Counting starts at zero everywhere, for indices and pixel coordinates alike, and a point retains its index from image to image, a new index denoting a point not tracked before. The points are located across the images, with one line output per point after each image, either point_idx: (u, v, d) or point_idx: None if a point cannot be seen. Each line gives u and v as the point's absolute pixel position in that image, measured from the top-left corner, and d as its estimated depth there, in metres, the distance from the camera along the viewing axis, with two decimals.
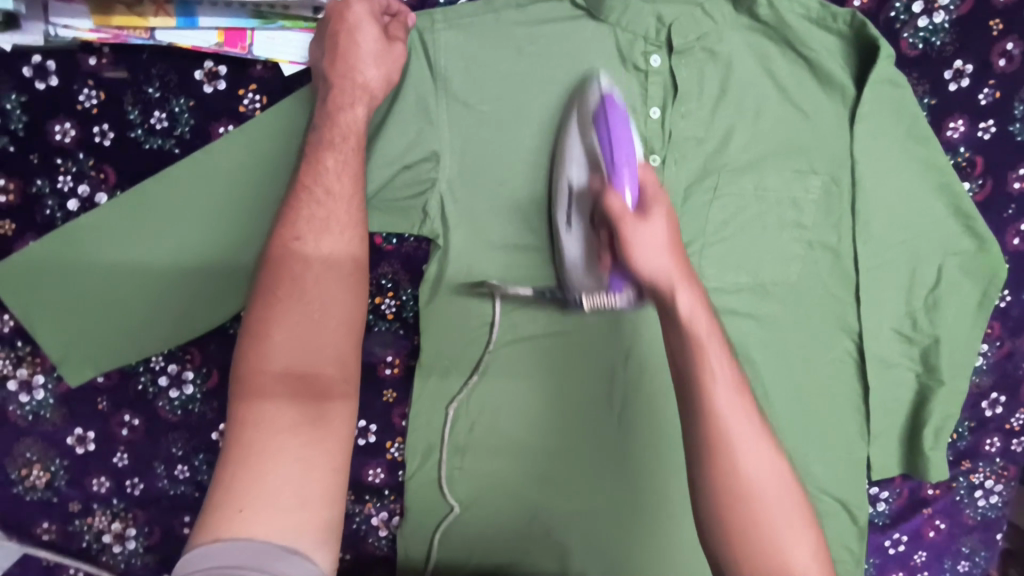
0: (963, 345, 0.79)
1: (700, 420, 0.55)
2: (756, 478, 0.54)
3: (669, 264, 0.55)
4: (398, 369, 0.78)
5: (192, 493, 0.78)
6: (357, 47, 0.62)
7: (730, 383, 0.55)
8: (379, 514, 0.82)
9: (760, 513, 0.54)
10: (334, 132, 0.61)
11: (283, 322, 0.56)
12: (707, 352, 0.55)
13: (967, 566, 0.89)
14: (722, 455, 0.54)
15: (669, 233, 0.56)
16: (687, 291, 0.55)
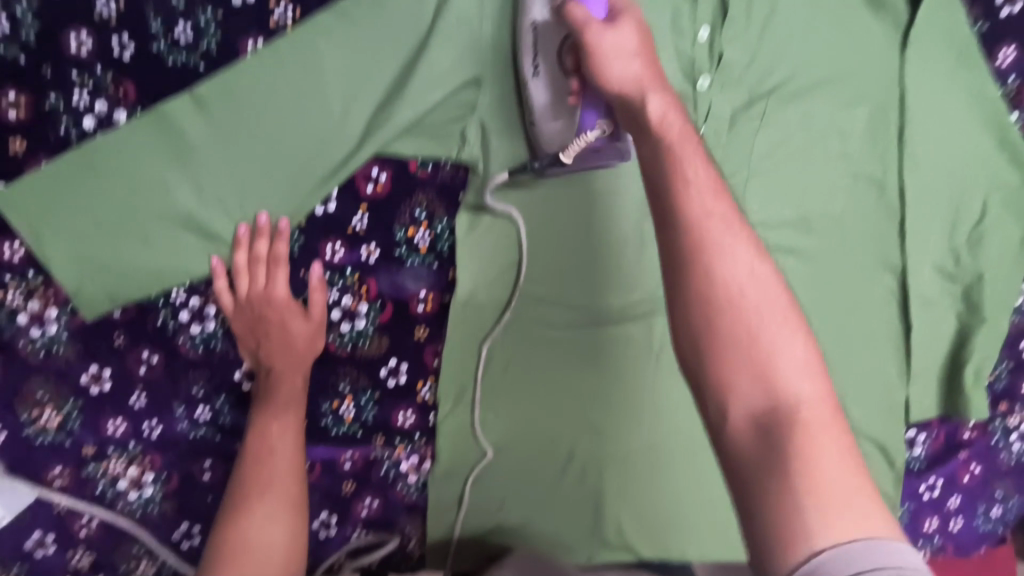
0: (1007, 282, 0.77)
1: (685, 246, 0.50)
2: (731, 278, 0.49)
3: (636, 70, 0.55)
4: (431, 305, 0.75)
5: (213, 437, 0.74)
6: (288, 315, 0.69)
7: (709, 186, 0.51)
8: (409, 459, 0.79)
9: (765, 346, 0.48)
10: (285, 358, 0.69)
11: (255, 466, 0.67)
12: (683, 162, 0.51)
13: (999, 511, 0.89)
14: (701, 258, 0.49)
15: (637, 39, 0.56)
16: (655, 93, 0.54)
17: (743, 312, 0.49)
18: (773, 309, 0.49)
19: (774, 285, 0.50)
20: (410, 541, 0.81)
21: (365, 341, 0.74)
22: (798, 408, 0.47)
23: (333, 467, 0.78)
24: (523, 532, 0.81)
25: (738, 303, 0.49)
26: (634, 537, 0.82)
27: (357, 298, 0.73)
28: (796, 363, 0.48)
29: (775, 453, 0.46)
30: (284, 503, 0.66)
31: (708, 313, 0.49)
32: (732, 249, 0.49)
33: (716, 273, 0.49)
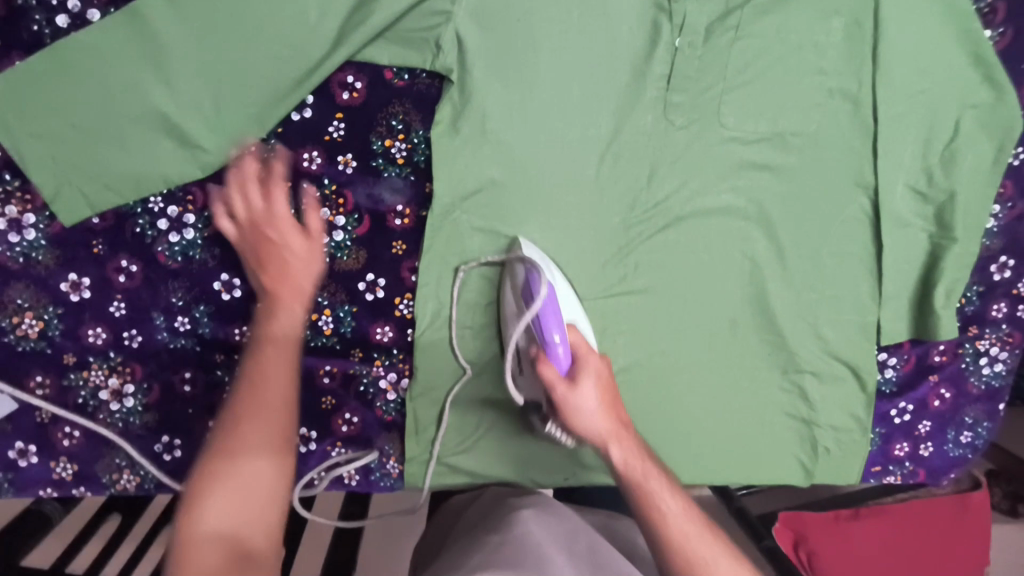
0: (978, 201, 0.78)
1: (654, 530, 0.57)
2: (692, 543, 0.56)
3: (603, 426, 0.61)
4: (409, 220, 0.75)
5: (194, 347, 0.76)
6: (288, 244, 0.65)
7: (666, 490, 0.58)
8: (387, 377, 0.80)
9: (692, 554, 0.55)
10: (286, 293, 0.63)
11: (246, 393, 0.54)
12: (658, 496, 0.58)
13: (970, 436, 0.91)
14: (677, 539, 0.56)
15: (599, 395, 0.62)
16: (619, 447, 0.60)
17: (682, 534, 0.56)
18: (703, 533, 0.57)
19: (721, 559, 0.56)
20: (389, 457, 0.82)
21: (343, 253, 0.75)
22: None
23: (311, 382, 0.79)
24: (502, 461, 0.83)
25: (685, 550, 0.55)
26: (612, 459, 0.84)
27: (334, 209, 0.73)
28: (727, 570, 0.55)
29: None
30: (281, 434, 0.53)
31: (665, 546, 0.56)
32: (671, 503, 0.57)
33: (688, 548, 0.56)
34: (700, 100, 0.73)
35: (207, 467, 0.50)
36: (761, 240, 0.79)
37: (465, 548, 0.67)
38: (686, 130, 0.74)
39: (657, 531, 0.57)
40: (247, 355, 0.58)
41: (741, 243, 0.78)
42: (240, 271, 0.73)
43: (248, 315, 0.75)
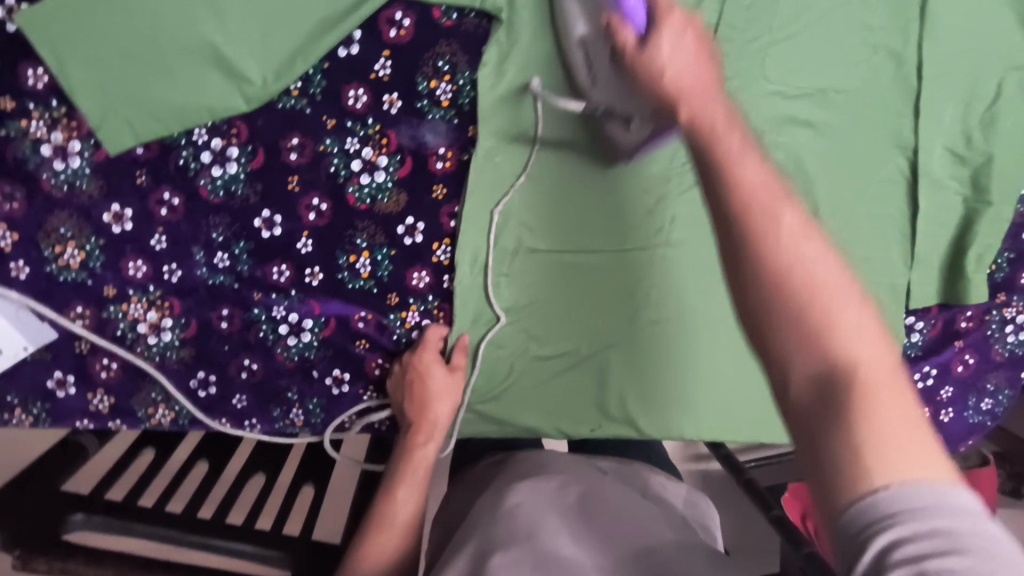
0: (1016, 165, 0.78)
1: (736, 229, 0.45)
2: (820, 282, 0.42)
3: (698, 75, 0.51)
4: (450, 164, 0.75)
5: (231, 283, 0.76)
6: (433, 376, 0.76)
7: (764, 187, 0.45)
8: (420, 325, 0.80)
9: (782, 238, 0.43)
10: (420, 424, 0.77)
11: (382, 502, 0.74)
12: (726, 142, 0.47)
13: (990, 404, 0.92)
14: (757, 225, 0.44)
15: (693, 46, 0.53)
16: (702, 111, 0.49)
17: (809, 286, 0.42)
18: (835, 280, 0.43)
19: (835, 276, 0.43)
20: None
21: (384, 195, 0.75)
22: (872, 375, 0.41)
23: (346, 326, 0.78)
24: (528, 412, 0.84)
25: (812, 305, 0.42)
26: (639, 414, 0.84)
27: (377, 150, 0.73)
28: (860, 327, 0.42)
29: (830, 440, 0.40)
30: (391, 554, 0.72)
31: (794, 321, 0.42)
32: (809, 250, 0.43)
33: (757, 213, 0.44)
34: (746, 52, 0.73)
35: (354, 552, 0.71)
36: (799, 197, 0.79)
37: (467, 523, 0.67)
38: (731, 81, 0.74)
39: (745, 252, 0.44)
40: (392, 475, 0.76)
41: None
42: (281, 207, 0.74)
43: (288, 253, 0.75)
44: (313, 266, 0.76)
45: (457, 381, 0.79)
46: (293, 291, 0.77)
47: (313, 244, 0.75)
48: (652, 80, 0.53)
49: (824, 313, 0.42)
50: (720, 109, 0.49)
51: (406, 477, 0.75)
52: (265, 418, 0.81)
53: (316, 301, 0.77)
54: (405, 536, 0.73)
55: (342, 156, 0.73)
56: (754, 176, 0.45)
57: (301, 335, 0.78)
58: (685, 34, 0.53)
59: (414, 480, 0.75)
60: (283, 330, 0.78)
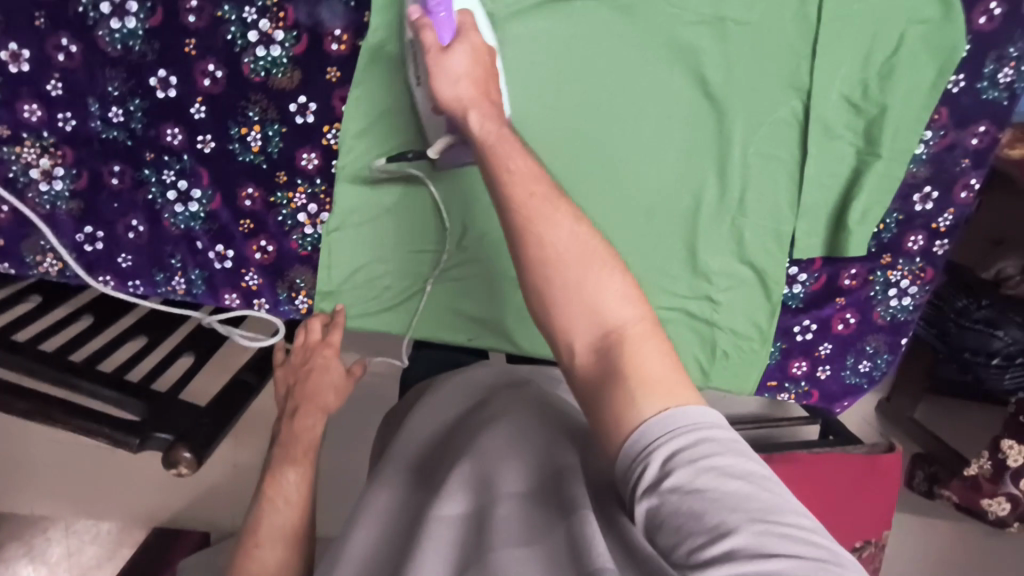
0: (908, 121, 0.80)
1: (523, 253, 0.60)
2: (570, 263, 0.58)
3: (468, 89, 0.66)
4: (345, 47, 0.76)
5: (125, 140, 0.78)
6: (327, 375, 0.84)
7: (574, 240, 0.59)
8: (307, 208, 0.82)
9: (546, 242, 0.59)
10: (305, 406, 0.82)
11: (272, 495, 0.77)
12: (502, 154, 0.62)
13: (868, 366, 0.94)
14: (529, 231, 0.59)
15: (469, 66, 0.67)
16: (475, 113, 0.65)
17: (559, 260, 0.59)
18: (636, 321, 0.58)
19: (596, 248, 0.59)
20: (299, 292, 0.85)
21: (278, 70, 0.76)
22: (633, 326, 0.57)
23: (232, 201, 0.81)
24: (401, 317, 0.87)
25: (559, 274, 0.58)
26: (516, 328, 0.87)
27: (273, 23, 0.74)
28: (654, 356, 0.56)
29: (609, 371, 0.57)
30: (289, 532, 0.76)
31: (536, 300, 0.60)
32: (559, 240, 0.59)
33: (560, 269, 0.58)
34: None
35: (250, 536, 0.76)
36: (690, 129, 0.81)
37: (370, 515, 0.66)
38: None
39: (540, 268, 0.59)
40: (277, 457, 0.79)
41: (670, 129, 0.81)
42: (177, 70, 0.76)
43: (181, 116, 0.77)
44: (205, 134, 0.78)
45: (340, 378, 0.85)
46: (184, 156, 0.79)
47: (206, 110, 0.77)
48: (449, 85, 0.66)
49: (608, 305, 0.58)
50: (547, 190, 0.61)
51: (287, 471, 0.78)
52: (149, 281, 0.83)
53: (206, 169, 0.80)
54: (292, 523, 0.77)
55: (239, 25, 0.74)
56: (516, 165, 0.62)
57: (189, 204, 0.81)
58: (450, 57, 0.66)
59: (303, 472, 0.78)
60: (171, 196, 0.80)
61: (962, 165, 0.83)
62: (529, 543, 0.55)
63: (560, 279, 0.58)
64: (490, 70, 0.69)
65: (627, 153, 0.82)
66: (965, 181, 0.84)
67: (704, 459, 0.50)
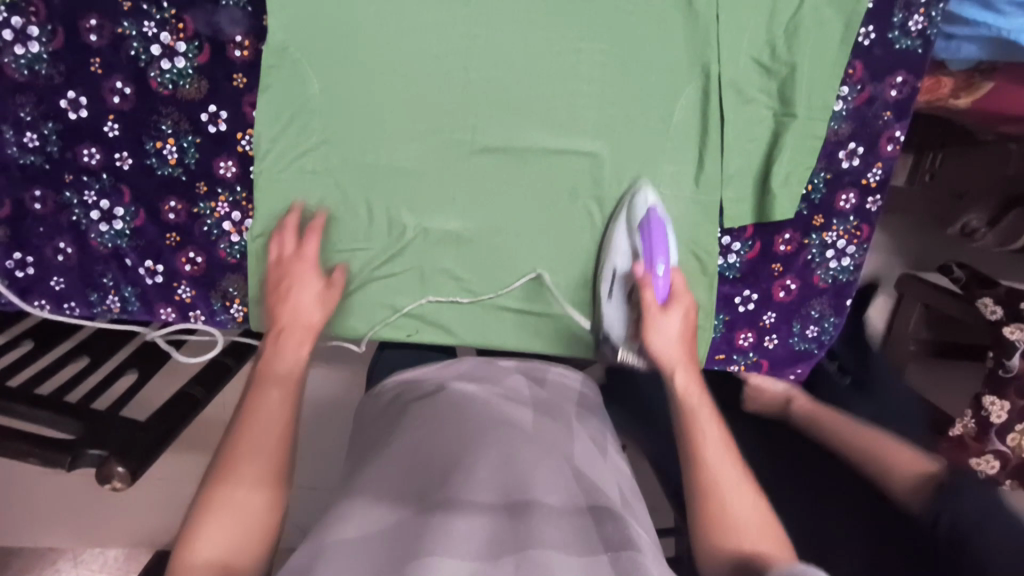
0: (820, 78, 0.79)
1: (687, 467, 0.68)
2: (727, 492, 0.64)
3: (676, 352, 0.74)
4: (248, 53, 0.77)
5: (43, 165, 0.79)
6: (306, 290, 0.75)
7: (721, 444, 0.68)
8: (231, 216, 0.82)
9: (704, 463, 0.67)
10: (289, 329, 0.73)
11: (241, 427, 0.65)
12: (675, 372, 0.73)
13: (815, 331, 0.93)
14: (692, 436, 0.68)
15: (681, 325, 0.75)
16: (683, 374, 0.72)
17: (694, 411, 0.70)
18: (761, 522, 0.63)
19: (722, 438, 0.68)
20: (233, 300, 0.86)
21: (185, 82, 0.77)
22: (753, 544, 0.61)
23: (156, 216, 0.82)
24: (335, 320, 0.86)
25: (714, 492, 0.65)
26: (454, 321, 0.88)
27: (174, 35, 0.75)
28: (750, 508, 0.63)
29: (707, 536, 0.63)
30: (267, 487, 0.62)
31: (695, 486, 0.66)
32: (709, 431, 0.68)
33: (716, 487, 0.65)
34: None
35: (225, 460, 0.63)
36: (605, 104, 0.81)
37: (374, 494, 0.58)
38: None
39: (692, 481, 0.67)
40: (263, 377, 0.69)
41: (585, 107, 0.81)
42: (85, 90, 0.76)
43: (95, 136, 0.78)
44: (121, 151, 0.79)
45: (319, 311, 0.75)
46: (103, 176, 0.80)
47: (120, 128, 0.78)
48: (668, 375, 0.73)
49: (745, 519, 0.63)
50: (710, 403, 0.71)
51: (267, 404, 0.66)
52: (85, 302, 0.84)
53: (126, 186, 0.80)
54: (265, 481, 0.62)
55: (141, 40, 0.75)
56: (659, 334, 0.74)
57: (113, 222, 0.82)
58: (671, 309, 0.75)
59: (287, 402, 0.67)
60: (95, 215, 0.81)
61: (884, 118, 0.83)
62: (569, 551, 0.54)
63: (715, 492, 0.65)
64: (690, 322, 0.76)
65: (544, 134, 0.82)
66: (890, 135, 0.83)
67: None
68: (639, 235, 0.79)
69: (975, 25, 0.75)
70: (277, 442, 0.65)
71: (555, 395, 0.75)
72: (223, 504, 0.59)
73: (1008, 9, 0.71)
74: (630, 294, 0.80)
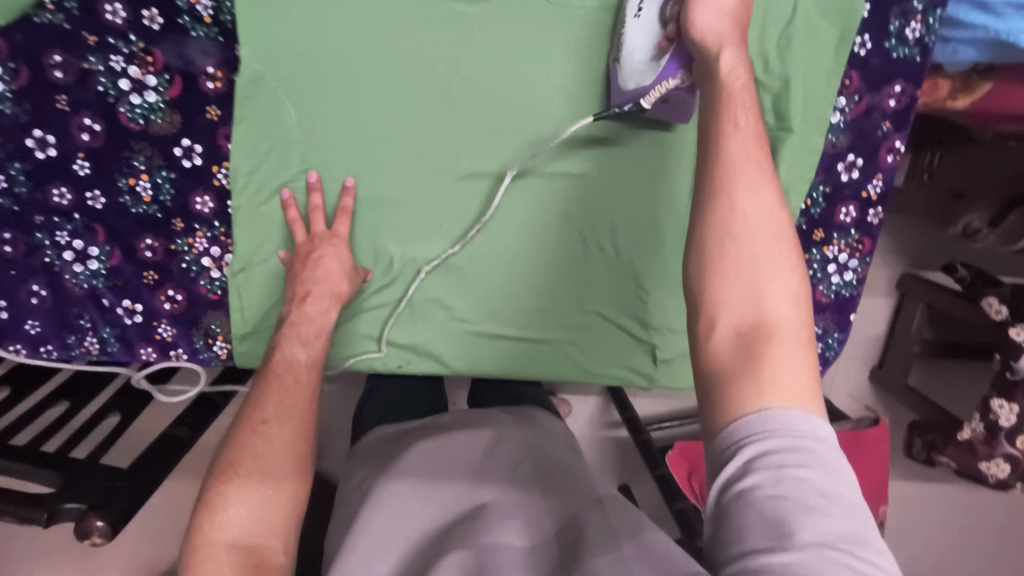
0: (815, 90, 0.77)
1: (704, 191, 0.52)
2: (760, 313, 0.48)
3: (724, 26, 0.55)
4: (221, 84, 0.74)
5: (11, 207, 0.76)
6: (336, 259, 0.76)
7: (764, 210, 0.50)
8: (210, 252, 0.79)
9: (736, 206, 0.50)
10: (315, 292, 0.73)
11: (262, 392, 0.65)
12: (737, 110, 0.52)
13: (819, 348, 0.90)
14: (722, 197, 0.50)
15: (737, 1, 0.56)
16: (733, 52, 0.54)
17: (776, 327, 0.48)
18: (791, 323, 0.48)
19: (802, 302, 0.49)
20: (215, 338, 0.83)
21: (156, 116, 0.74)
22: (771, 352, 0.47)
23: (132, 254, 0.79)
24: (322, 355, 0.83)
25: (725, 223, 0.50)
26: (446, 352, 0.85)
27: (143, 68, 0.73)
28: (795, 364, 0.47)
29: (708, 293, 0.50)
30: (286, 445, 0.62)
31: (708, 242, 0.50)
32: (748, 190, 0.51)
33: (728, 172, 0.51)
34: None
35: (250, 417, 0.63)
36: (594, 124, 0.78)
37: (371, 543, 0.59)
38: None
39: (710, 164, 0.52)
40: (286, 335, 0.71)
41: (574, 128, 0.78)
42: (53, 128, 0.74)
43: (65, 175, 0.75)
44: (92, 189, 0.76)
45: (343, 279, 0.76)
46: (75, 216, 0.77)
47: (90, 166, 0.75)
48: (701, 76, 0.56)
49: (753, 298, 0.48)
50: (769, 171, 0.51)
51: (279, 383, 0.66)
52: (62, 345, 0.81)
53: (100, 224, 0.77)
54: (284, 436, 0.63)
55: (109, 75, 0.72)
56: (729, 61, 0.54)
57: (88, 262, 0.79)
58: None
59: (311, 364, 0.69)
60: (68, 256, 0.78)
61: (883, 128, 0.80)
62: None
63: (738, 267, 0.49)
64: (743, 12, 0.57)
65: (532, 156, 0.79)
66: (890, 145, 0.81)
67: (796, 470, 0.43)
68: None
69: (973, 27, 0.72)
70: (297, 399, 0.65)
71: (543, 427, 0.73)
72: (252, 458, 0.60)
73: (1005, 11, 0.67)
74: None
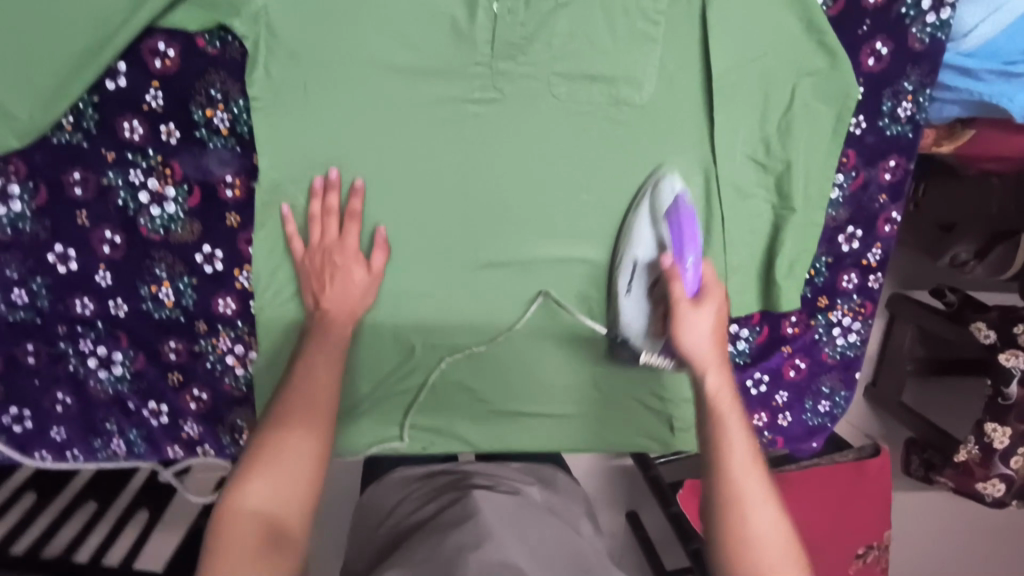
0: (817, 169, 0.80)
1: (711, 434, 0.62)
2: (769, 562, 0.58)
3: (710, 356, 0.64)
4: (239, 191, 0.75)
5: (34, 319, 0.76)
6: (354, 271, 0.74)
7: (749, 464, 0.61)
8: (233, 351, 0.80)
9: (735, 488, 0.60)
10: (328, 357, 0.69)
11: (279, 422, 0.62)
12: (724, 418, 0.62)
13: (827, 406, 0.93)
14: (733, 510, 0.59)
15: (713, 326, 0.65)
16: (715, 376, 0.64)
17: (758, 540, 0.58)
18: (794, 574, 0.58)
19: (784, 528, 0.59)
20: (240, 433, 0.83)
21: (176, 225, 0.75)
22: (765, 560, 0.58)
23: (156, 358, 0.80)
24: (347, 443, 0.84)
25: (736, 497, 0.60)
26: (471, 431, 0.87)
27: (162, 180, 0.74)
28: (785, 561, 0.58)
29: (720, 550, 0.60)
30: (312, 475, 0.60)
31: (710, 465, 0.62)
32: (763, 521, 0.59)
33: (741, 494, 0.60)
34: (530, 75, 0.75)
35: (245, 465, 0.59)
36: (604, 211, 0.80)
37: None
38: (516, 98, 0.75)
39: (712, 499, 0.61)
40: (302, 369, 0.68)
41: (586, 215, 0.80)
42: (73, 242, 0.74)
43: (87, 286, 0.76)
44: (114, 298, 0.77)
45: (364, 295, 0.76)
46: (98, 324, 0.77)
47: (112, 277, 0.76)
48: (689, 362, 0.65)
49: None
50: (746, 430, 0.62)
51: (295, 437, 0.61)
52: (87, 450, 0.81)
53: (122, 331, 0.78)
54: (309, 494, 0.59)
55: (128, 189, 0.74)
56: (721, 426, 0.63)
57: (112, 367, 0.79)
58: (700, 324, 0.65)
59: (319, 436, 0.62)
60: (92, 363, 0.79)
61: (880, 201, 0.84)
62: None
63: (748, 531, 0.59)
64: (722, 325, 0.66)
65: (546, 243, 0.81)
66: (887, 216, 0.84)
67: None
68: (666, 223, 0.75)
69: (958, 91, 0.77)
70: (312, 469, 0.60)
71: (565, 497, 0.86)
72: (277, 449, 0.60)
73: (990, 77, 0.74)
74: (652, 289, 0.76)
